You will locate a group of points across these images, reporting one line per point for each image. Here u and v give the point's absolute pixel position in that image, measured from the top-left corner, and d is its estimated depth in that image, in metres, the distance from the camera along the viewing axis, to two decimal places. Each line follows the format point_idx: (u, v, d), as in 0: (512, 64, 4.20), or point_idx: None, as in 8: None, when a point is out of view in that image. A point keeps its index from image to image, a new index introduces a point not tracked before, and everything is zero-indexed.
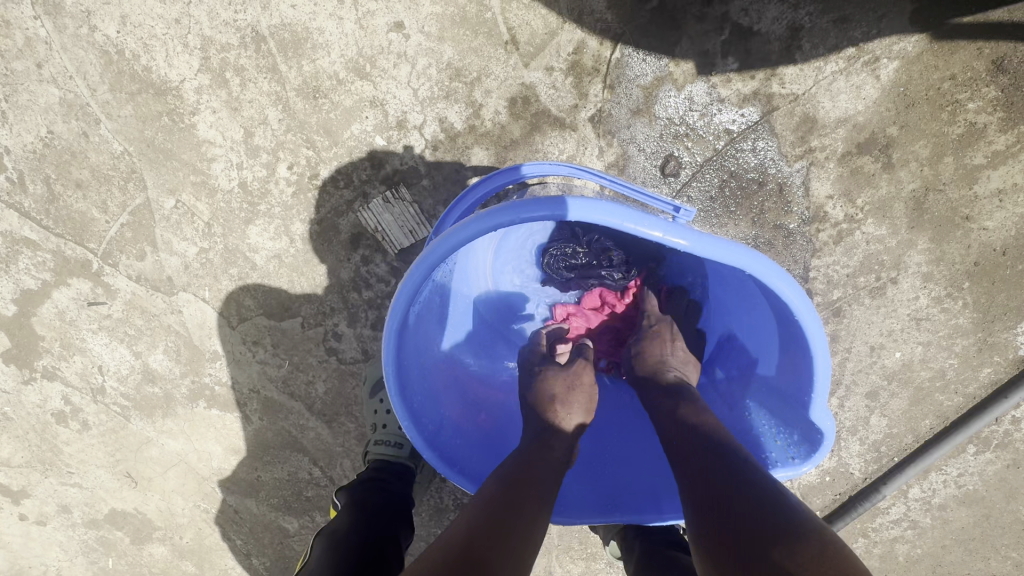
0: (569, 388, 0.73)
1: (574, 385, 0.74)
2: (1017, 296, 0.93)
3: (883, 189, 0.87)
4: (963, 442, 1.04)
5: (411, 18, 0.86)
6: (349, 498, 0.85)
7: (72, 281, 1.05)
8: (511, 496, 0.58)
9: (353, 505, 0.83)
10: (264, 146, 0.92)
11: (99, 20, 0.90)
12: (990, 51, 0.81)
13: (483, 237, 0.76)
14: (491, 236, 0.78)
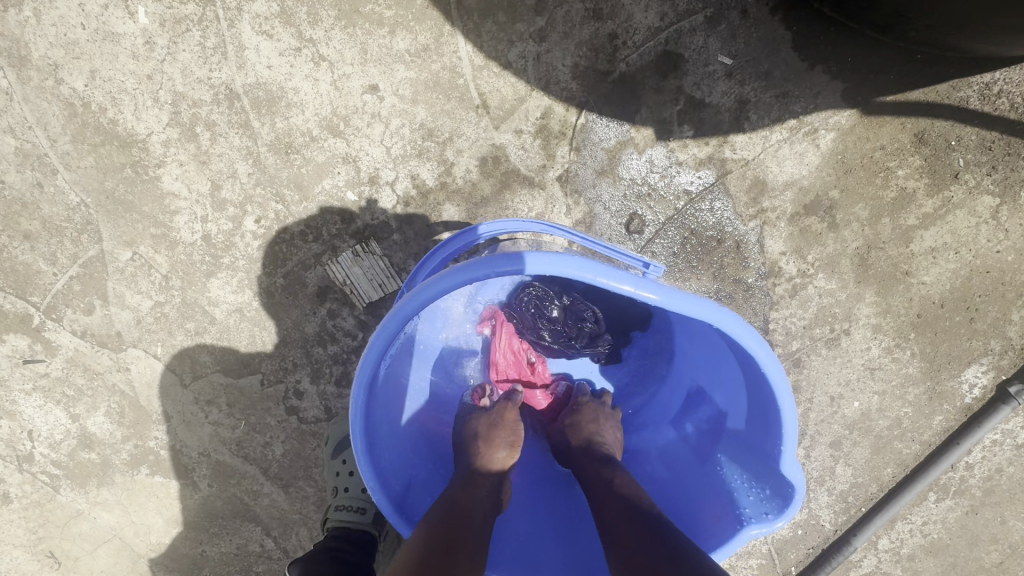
0: (490, 424, 0.75)
1: (495, 421, 0.76)
2: (958, 346, 0.99)
3: (830, 247, 0.93)
4: (923, 491, 1.06)
5: (386, 81, 0.89)
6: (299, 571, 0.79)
7: (8, 337, 0.97)
8: (447, 540, 0.57)
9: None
10: (231, 199, 0.91)
11: (67, 73, 0.87)
12: (912, 125, 0.90)
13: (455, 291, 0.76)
14: (464, 291, 0.77)
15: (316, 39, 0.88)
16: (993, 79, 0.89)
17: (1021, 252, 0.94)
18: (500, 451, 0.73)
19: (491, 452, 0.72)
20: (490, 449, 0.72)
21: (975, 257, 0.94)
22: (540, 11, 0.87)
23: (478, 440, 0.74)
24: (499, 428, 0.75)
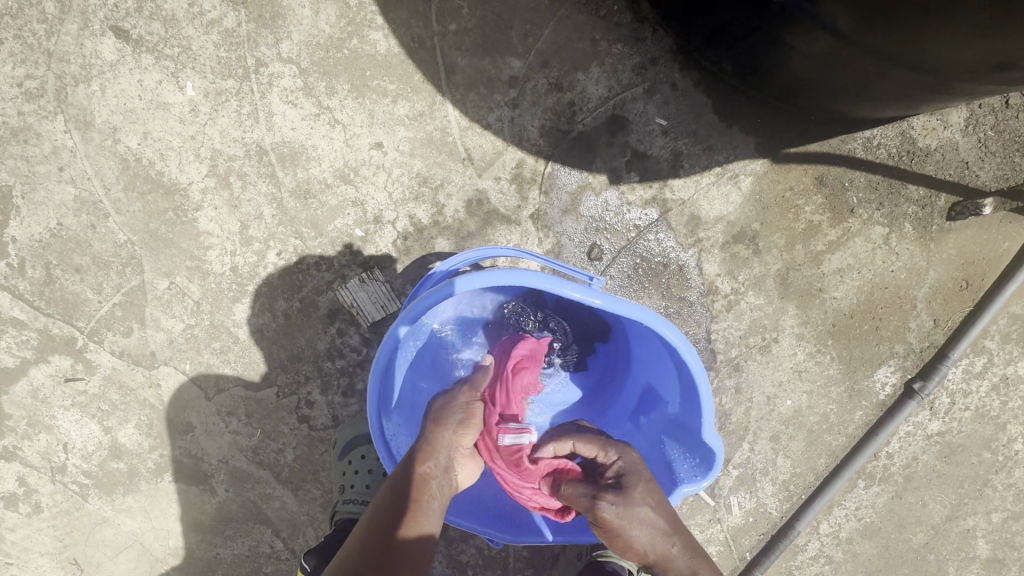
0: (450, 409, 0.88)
1: (455, 407, 0.88)
2: (869, 351, 1.18)
3: (756, 269, 1.13)
4: (853, 478, 1.22)
5: (389, 138, 1.08)
6: (315, 560, 0.97)
7: (52, 358, 1.11)
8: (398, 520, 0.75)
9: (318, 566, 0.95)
10: (257, 236, 1.09)
11: (124, 134, 1.05)
12: (813, 171, 1.12)
13: (447, 303, 0.94)
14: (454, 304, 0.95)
15: (332, 107, 1.06)
16: (876, 135, 1.11)
17: (911, 270, 1.15)
18: (447, 429, 0.84)
19: (437, 432, 0.84)
20: (437, 430, 0.84)
21: (874, 275, 1.15)
22: (516, 84, 1.07)
23: (430, 421, 0.85)
24: (450, 412, 0.87)
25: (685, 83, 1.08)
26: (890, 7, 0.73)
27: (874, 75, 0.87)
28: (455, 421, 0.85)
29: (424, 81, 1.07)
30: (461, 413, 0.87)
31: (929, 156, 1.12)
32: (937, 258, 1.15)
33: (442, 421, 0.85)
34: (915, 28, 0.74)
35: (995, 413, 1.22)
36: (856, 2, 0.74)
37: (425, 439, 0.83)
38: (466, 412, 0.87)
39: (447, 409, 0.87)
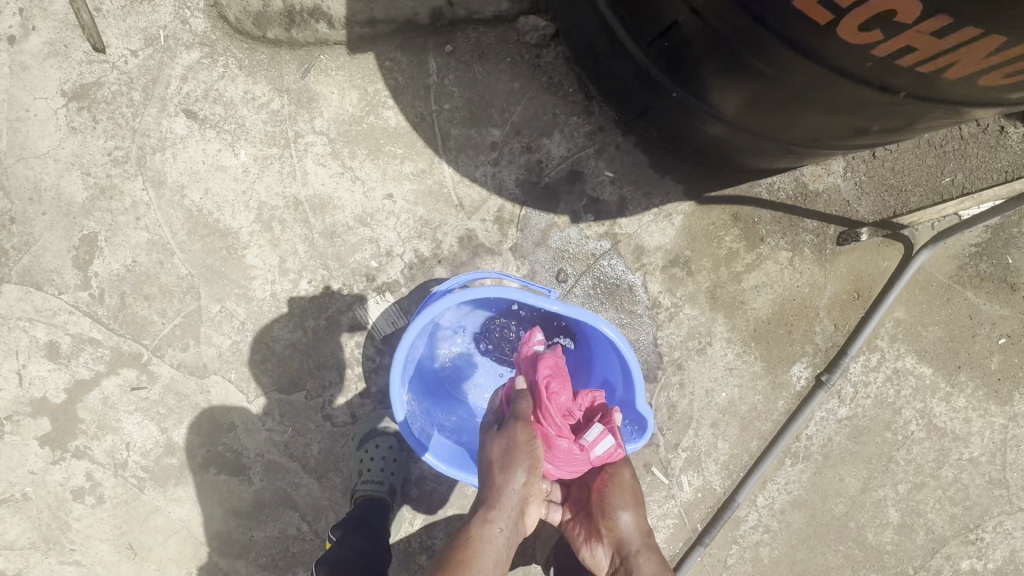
0: (507, 450, 0.94)
1: (516, 448, 0.94)
2: (785, 351, 1.47)
3: (690, 287, 1.43)
4: (780, 457, 1.49)
5: (397, 190, 1.37)
6: (343, 525, 1.24)
7: (121, 370, 1.35)
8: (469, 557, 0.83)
9: (346, 529, 1.22)
10: (293, 268, 1.36)
11: (188, 190, 1.33)
12: (731, 209, 1.43)
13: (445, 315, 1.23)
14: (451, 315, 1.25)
15: (354, 167, 1.35)
16: (776, 182, 1.43)
17: (812, 285, 1.46)
18: (509, 473, 0.91)
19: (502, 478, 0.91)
20: (502, 477, 0.91)
21: (784, 290, 1.45)
22: (497, 147, 1.37)
23: (496, 470, 0.92)
24: (512, 454, 0.93)
25: (628, 145, 1.39)
26: (764, 111, 1.02)
27: (758, 139, 1.16)
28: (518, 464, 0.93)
29: (426, 146, 1.36)
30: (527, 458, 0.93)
31: (819, 197, 1.44)
32: (831, 275, 1.46)
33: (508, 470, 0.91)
34: (774, 114, 1.02)
35: (892, 400, 1.50)
36: (740, 105, 1.04)
37: (492, 488, 0.90)
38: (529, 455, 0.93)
39: (508, 452, 0.94)
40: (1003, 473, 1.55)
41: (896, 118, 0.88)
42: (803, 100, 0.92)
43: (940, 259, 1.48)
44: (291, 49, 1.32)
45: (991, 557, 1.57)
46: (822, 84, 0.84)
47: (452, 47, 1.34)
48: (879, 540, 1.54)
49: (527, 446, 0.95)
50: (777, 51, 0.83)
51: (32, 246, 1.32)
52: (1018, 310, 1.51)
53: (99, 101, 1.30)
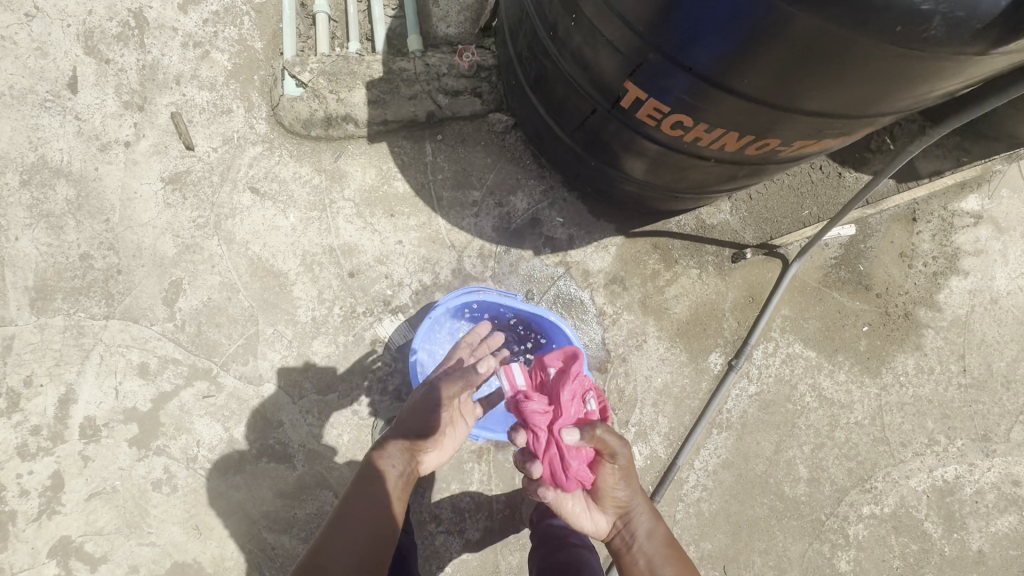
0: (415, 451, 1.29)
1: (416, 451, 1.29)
2: (702, 343, 1.94)
3: (626, 298, 1.91)
4: (708, 427, 1.92)
5: (406, 236, 1.85)
6: None
7: (196, 383, 1.76)
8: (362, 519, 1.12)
9: None
10: (328, 298, 1.81)
11: (251, 243, 1.80)
12: (651, 240, 1.94)
13: (446, 323, 1.73)
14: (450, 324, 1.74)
15: (373, 222, 1.84)
16: (681, 221, 1.97)
17: (717, 293, 1.95)
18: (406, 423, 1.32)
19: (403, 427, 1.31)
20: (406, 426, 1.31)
21: (696, 298, 1.94)
22: (478, 204, 1.88)
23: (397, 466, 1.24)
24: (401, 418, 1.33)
25: (572, 199, 1.93)
26: (661, 173, 1.54)
27: (665, 191, 1.67)
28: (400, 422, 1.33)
29: (426, 205, 1.86)
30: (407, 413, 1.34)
31: (714, 229, 1.97)
32: (730, 285, 1.96)
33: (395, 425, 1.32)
34: (667, 175, 1.55)
35: (789, 377, 1.96)
36: (644, 168, 1.55)
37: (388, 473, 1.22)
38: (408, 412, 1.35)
39: (414, 410, 1.34)
40: (884, 432, 1.99)
41: (740, 167, 1.40)
42: (686, 166, 1.42)
43: (809, 270, 2.00)
44: (328, 142, 1.84)
45: (885, 502, 1.98)
46: (688, 159, 1.36)
47: (443, 137, 1.88)
48: (795, 493, 1.94)
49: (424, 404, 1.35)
50: (657, 145, 1.35)
51: (132, 290, 1.76)
52: (874, 305, 2.01)
53: (188, 183, 1.80)
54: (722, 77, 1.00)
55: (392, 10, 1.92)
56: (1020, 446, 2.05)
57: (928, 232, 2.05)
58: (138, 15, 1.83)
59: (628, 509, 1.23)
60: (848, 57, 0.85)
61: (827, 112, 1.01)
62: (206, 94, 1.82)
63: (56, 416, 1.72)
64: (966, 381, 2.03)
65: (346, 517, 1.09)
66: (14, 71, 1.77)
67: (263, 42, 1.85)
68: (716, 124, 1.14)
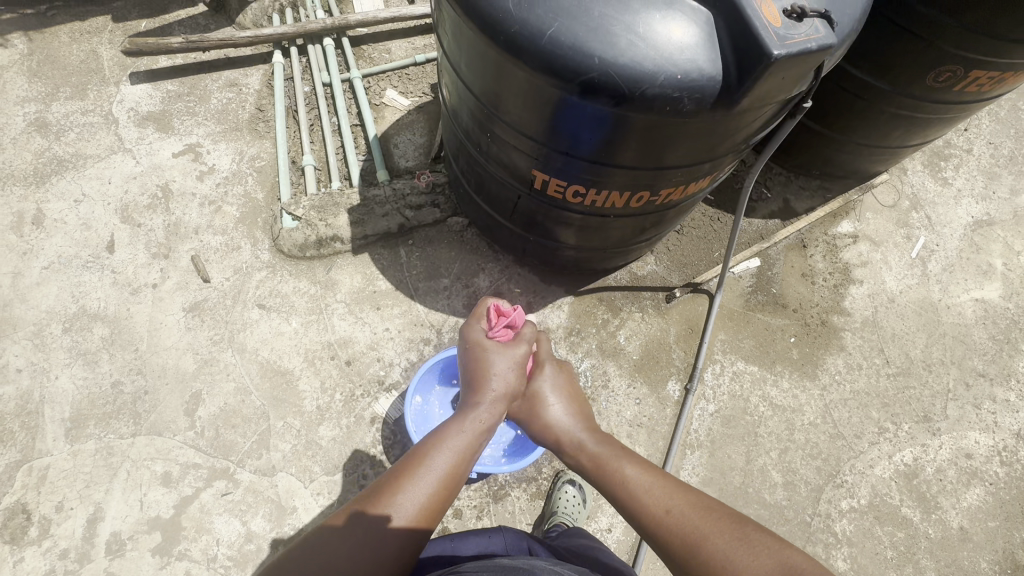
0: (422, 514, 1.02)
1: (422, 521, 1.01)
2: (659, 374, 2.22)
3: (585, 346, 2.23)
4: (682, 449, 2.13)
5: (392, 324, 2.19)
6: None
7: (215, 483, 1.93)
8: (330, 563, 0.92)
9: None
10: (329, 386, 2.08)
11: (260, 350, 2.11)
12: (596, 296, 2.34)
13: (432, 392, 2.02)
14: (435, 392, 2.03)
15: (363, 316, 2.19)
16: (618, 276, 2.39)
17: (661, 329, 2.30)
18: (431, 479, 1.06)
19: (425, 483, 1.05)
20: (434, 477, 1.07)
21: (644, 336, 2.28)
22: (449, 288, 2.27)
23: (403, 525, 0.99)
24: (432, 460, 1.09)
25: (525, 274, 2.35)
26: (589, 239, 1.97)
27: (598, 252, 2.09)
28: (435, 467, 1.08)
29: (406, 296, 2.24)
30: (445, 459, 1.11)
31: (646, 278, 2.40)
32: (670, 321, 2.32)
33: (425, 460, 1.09)
34: (594, 239, 1.97)
35: (741, 392, 2.23)
36: (572, 239, 1.99)
37: (390, 527, 0.98)
38: (440, 461, 1.09)
39: (441, 480, 1.08)
40: (837, 428, 2.22)
41: (646, 217, 1.83)
42: (604, 226, 1.85)
43: (732, 298, 2.40)
44: (320, 259, 2.26)
45: (859, 494, 2.13)
46: (605, 219, 1.79)
47: (413, 241, 2.33)
48: (776, 499, 2.09)
49: (474, 434, 1.18)
50: (577, 214, 1.78)
51: (157, 407, 2.01)
52: (794, 319, 2.38)
53: (207, 308, 2.15)
54: (601, 157, 1.43)
55: (363, 155, 2.48)
56: (959, 421, 2.28)
57: (817, 255, 2.52)
58: (165, 188, 2.33)
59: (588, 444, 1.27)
60: (674, 129, 1.29)
61: (681, 163, 1.45)
62: (219, 238, 2.26)
63: (84, 535, 1.84)
64: (892, 370, 2.34)
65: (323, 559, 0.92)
66: (63, 244, 2.20)
67: (264, 193, 2.36)
68: (612, 187, 1.57)
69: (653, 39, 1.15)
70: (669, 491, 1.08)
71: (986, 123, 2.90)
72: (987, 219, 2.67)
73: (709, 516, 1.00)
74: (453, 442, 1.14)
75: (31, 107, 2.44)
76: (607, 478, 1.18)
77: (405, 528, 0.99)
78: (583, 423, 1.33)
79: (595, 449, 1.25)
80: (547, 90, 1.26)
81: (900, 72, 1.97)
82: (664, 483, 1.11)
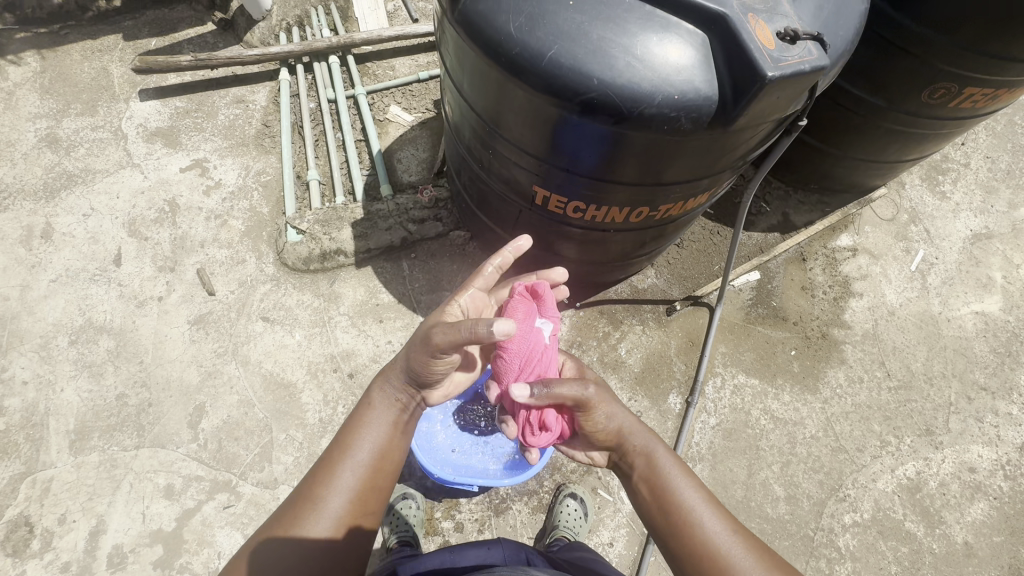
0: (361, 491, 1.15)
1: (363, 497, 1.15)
2: (661, 387, 2.23)
3: (586, 359, 2.24)
4: (683, 462, 2.12)
5: (395, 337, 2.21)
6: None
7: (217, 496, 1.93)
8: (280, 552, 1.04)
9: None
10: (331, 399, 2.09)
11: (264, 362, 2.13)
12: (597, 309, 2.36)
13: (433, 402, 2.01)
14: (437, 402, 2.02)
15: (366, 328, 2.21)
16: (619, 289, 2.41)
17: (662, 342, 2.31)
18: (360, 461, 1.18)
19: (357, 465, 1.17)
20: (365, 460, 1.18)
21: (645, 349, 2.29)
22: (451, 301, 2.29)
23: (342, 506, 1.12)
24: (363, 444, 1.20)
25: None
26: (590, 253, 1.99)
27: (598, 265, 2.11)
28: (363, 451, 1.19)
29: (409, 309, 2.26)
30: (367, 450, 1.19)
31: (647, 291, 2.41)
32: (671, 333, 2.33)
33: (352, 446, 1.19)
34: (595, 253, 1.99)
35: (742, 405, 2.23)
36: (574, 253, 2.01)
37: (331, 509, 1.11)
38: (367, 444, 1.20)
39: (375, 459, 1.19)
40: (839, 441, 2.22)
41: (646, 231, 1.85)
42: (604, 240, 1.88)
43: (733, 311, 2.41)
44: (324, 272, 2.29)
45: (862, 508, 2.12)
46: (606, 233, 1.82)
47: (416, 255, 2.36)
48: (778, 513, 2.08)
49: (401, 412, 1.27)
50: (578, 229, 1.81)
51: (161, 419, 2.02)
52: (794, 332, 2.39)
53: (211, 321, 2.17)
54: (600, 173, 1.46)
55: (367, 170, 2.52)
56: (962, 434, 2.28)
57: (817, 268, 2.54)
58: (172, 203, 2.37)
59: (638, 446, 1.26)
60: (673, 146, 1.32)
61: (681, 178, 1.48)
62: (225, 251, 2.29)
63: (86, 548, 1.84)
64: (893, 384, 2.34)
65: (271, 554, 1.03)
66: (71, 257, 2.24)
67: (269, 207, 2.39)
68: (613, 203, 1.59)
69: (650, 61, 1.18)
70: (718, 515, 1.15)
71: (983, 138, 2.93)
72: (986, 232, 2.69)
73: (752, 548, 1.10)
74: (382, 423, 1.23)
75: (42, 123, 2.50)
76: (660, 485, 1.21)
77: (343, 509, 1.12)
78: (638, 423, 1.28)
79: (650, 452, 1.25)
80: (547, 110, 1.30)
81: (895, 89, 2.01)
82: (718, 508, 1.16)
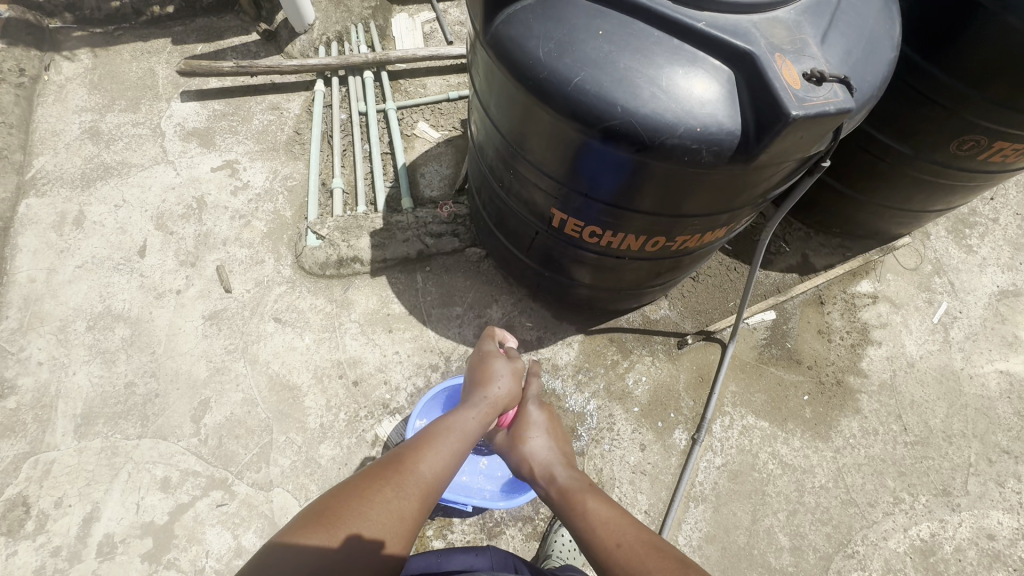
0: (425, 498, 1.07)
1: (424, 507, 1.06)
2: (667, 421, 2.18)
3: (593, 386, 2.22)
4: (685, 501, 2.06)
5: (402, 348, 2.21)
6: None
7: (211, 493, 1.92)
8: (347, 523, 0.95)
9: None
10: (334, 404, 2.09)
11: (271, 362, 2.14)
12: (607, 337, 2.33)
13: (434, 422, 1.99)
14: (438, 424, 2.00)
15: (374, 337, 2.22)
16: (631, 318, 2.39)
17: (671, 375, 2.27)
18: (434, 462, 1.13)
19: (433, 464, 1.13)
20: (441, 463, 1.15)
21: (654, 380, 2.25)
22: (461, 316, 2.30)
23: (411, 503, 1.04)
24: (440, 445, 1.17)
25: (538, 308, 2.37)
26: (603, 280, 1.99)
27: (612, 292, 2.10)
28: (440, 453, 1.16)
29: (419, 321, 2.27)
30: (441, 456, 1.16)
31: (658, 322, 2.39)
32: (682, 367, 2.30)
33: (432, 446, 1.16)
34: (608, 280, 1.99)
35: (750, 447, 2.17)
36: (587, 279, 2.01)
37: (401, 501, 1.03)
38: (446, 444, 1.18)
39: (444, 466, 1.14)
40: (850, 494, 2.14)
41: (661, 261, 1.84)
42: (618, 267, 1.87)
43: (745, 349, 2.37)
44: (339, 279, 2.32)
45: (871, 568, 2.02)
46: (620, 261, 1.81)
47: (431, 268, 2.38)
48: (782, 563, 2.00)
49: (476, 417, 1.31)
50: (592, 254, 1.81)
51: (166, 411, 2.04)
52: (808, 376, 2.34)
53: (225, 317, 2.21)
54: (618, 201, 1.47)
55: (390, 182, 2.57)
56: (981, 498, 2.17)
57: (835, 313, 2.49)
58: (200, 200, 2.44)
59: (558, 478, 1.27)
60: (692, 179, 1.32)
61: (698, 211, 1.48)
62: (245, 250, 2.34)
63: (78, 534, 1.84)
64: (910, 439, 2.25)
65: (338, 522, 0.94)
66: (99, 245, 2.31)
67: (292, 211, 2.45)
68: (629, 230, 1.59)
69: (675, 92, 1.20)
70: (623, 529, 1.06)
71: (1013, 194, 2.88)
72: (1013, 289, 2.62)
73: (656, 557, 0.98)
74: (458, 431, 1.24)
75: (87, 116, 2.61)
76: (572, 510, 1.15)
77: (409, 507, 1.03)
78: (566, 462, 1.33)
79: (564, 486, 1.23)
80: (571, 134, 1.31)
81: (924, 138, 1.99)
82: (629, 524, 1.08)
